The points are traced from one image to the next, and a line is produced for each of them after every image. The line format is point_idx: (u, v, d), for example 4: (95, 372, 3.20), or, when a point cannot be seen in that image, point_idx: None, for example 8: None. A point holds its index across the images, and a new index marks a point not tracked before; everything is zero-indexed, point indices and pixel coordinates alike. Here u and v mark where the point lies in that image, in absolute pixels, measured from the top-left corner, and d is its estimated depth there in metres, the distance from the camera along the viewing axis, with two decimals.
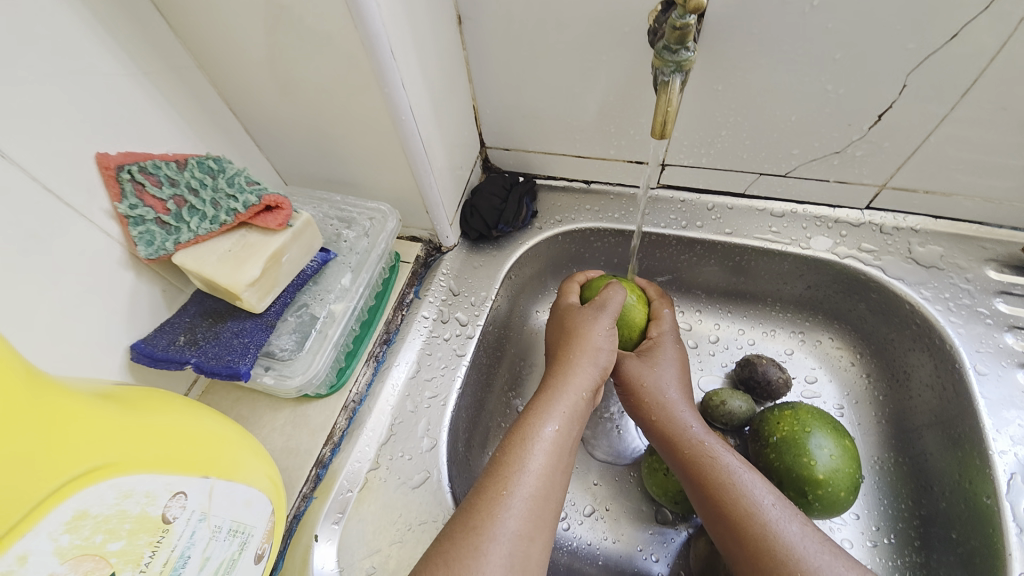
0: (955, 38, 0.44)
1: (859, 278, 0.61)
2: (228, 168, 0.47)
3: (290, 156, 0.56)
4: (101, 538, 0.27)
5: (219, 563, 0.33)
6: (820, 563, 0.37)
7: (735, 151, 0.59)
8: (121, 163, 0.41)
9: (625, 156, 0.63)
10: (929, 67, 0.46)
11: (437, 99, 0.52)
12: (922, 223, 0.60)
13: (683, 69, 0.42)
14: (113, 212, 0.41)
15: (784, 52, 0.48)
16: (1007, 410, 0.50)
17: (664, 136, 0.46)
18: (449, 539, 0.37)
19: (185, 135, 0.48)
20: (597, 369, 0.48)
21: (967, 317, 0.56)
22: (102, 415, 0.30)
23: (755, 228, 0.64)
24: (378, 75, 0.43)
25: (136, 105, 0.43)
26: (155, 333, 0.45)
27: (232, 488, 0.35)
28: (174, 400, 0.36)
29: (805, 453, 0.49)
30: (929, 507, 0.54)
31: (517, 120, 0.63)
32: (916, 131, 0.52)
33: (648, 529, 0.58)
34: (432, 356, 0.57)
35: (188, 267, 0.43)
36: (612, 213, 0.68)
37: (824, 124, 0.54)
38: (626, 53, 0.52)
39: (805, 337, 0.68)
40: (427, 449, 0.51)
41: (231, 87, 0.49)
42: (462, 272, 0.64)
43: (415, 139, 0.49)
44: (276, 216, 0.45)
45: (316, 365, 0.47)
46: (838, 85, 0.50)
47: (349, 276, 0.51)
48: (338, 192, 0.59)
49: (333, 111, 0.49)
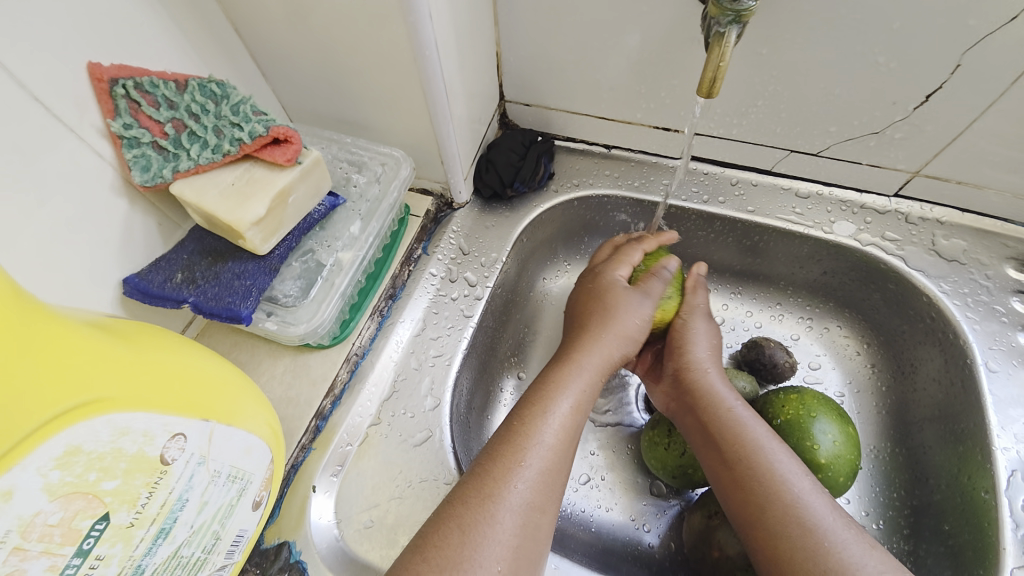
0: (1019, 18, 0.41)
1: (879, 267, 0.60)
2: (232, 93, 0.43)
3: (299, 90, 0.52)
4: (94, 477, 0.25)
5: (217, 508, 0.32)
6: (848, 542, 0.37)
7: (769, 123, 0.56)
8: (115, 77, 0.37)
9: (653, 121, 0.60)
10: (989, 47, 0.43)
11: (461, 38, 0.48)
12: (949, 215, 0.58)
13: (742, 21, 0.39)
14: (106, 130, 0.38)
15: (840, 16, 0.45)
16: (1013, 409, 0.51)
17: (711, 96, 0.43)
18: (462, 503, 0.36)
19: (186, 54, 0.43)
20: (619, 347, 0.47)
21: (983, 314, 0.55)
22: (96, 347, 0.27)
23: (779, 208, 0.62)
24: (403, 0, 0.39)
25: (131, 12, 0.38)
26: (150, 269, 0.42)
27: (232, 433, 0.33)
28: (171, 337, 0.34)
29: (809, 437, 0.49)
30: (922, 498, 0.55)
31: (542, 72, 0.59)
32: (962, 117, 0.49)
33: (644, 501, 0.59)
34: (438, 315, 0.55)
35: (187, 199, 0.40)
36: (632, 181, 0.65)
37: (867, 101, 0.51)
38: (670, 3, 0.48)
39: (814, 324, 0.67)
40: (429, 409, 0.50)
41: (236, 4, 0.44)
42: (473, 232, 0.61)
43: (437, 81, 0.46)
44: (284, 150, 0.41)
45: (322, 315, 0.45)
46: (892, 58, 0.46)
47: (359, 224, 0.49)
48: (349, 134, 0.56)
49: (349, 41, 0.45)
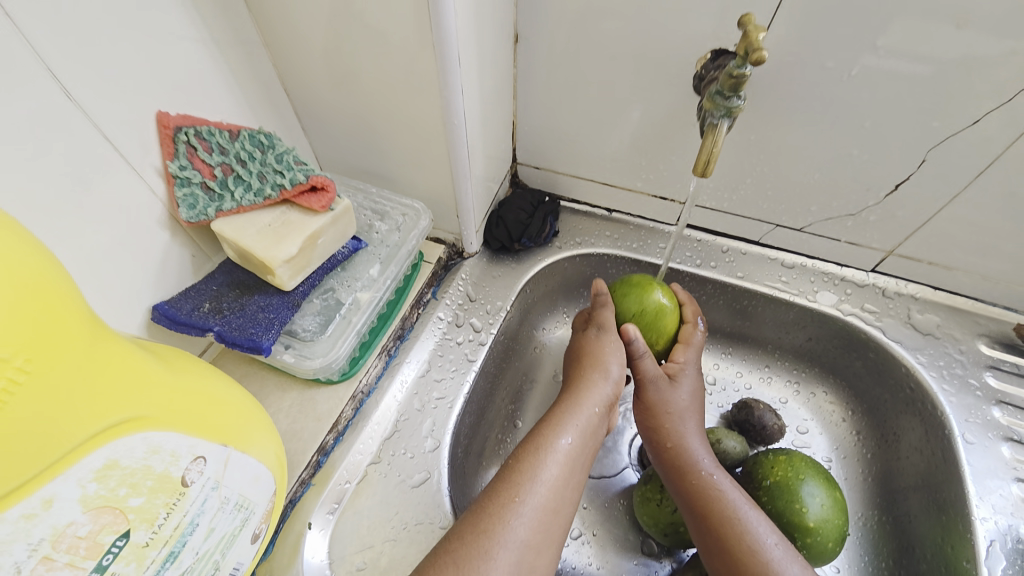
0: (977, 123, 0.47)
1: (860, 337, 0.63)
2: (277, 144, 0.47)
3: (333, 144, 0.58)
4: (123, 492, 0.26)
5: (221, 536, 0.33)
6: None
7: (756, 199, 0.62)
8: (179, 124, 0.42)
9: (652, 190, 0.66)
10: (946, 149, 0.50)
11: (485, 109, 0.54)
12: (922, 292, 0.63)
13: (733, 116, 0.45)
14: (162, 170, 0.42)
15: (816, 114, 0.52)
16: (991, 480, 0.53)
17: (705, 175, 0.48)
18: (458, 539, 0.37)
19: (239, 107, 0.48)
20: (609, 385, 0.49)
21: (959, 387, 0.58)
22: (139, 367, 0.29)
23: (767, 276, 0.66)
24: (442, 78, 0.45)
25: (201, 71, 0.44)
26: (179, 297, 0.45)
27: (245, 461, 0.34)
28: (199, 363, 0.36)
29: (798, 500, 0.50)
30: (909, 569, 0.55)
31: (553, 141, 0.65)
32: (927, 205, 0.55)
33: (633, 559, 0.58)
34: (443, 358, 0.57)
35: (225, 235, 0.43)
36: (631, 243, 0.70)
37: (844, 186, 0.57)
38: (670, 93, 0.55)
39: (800, 389, 0.70)
40: (429, 450, 0.51)
41: (291, 69, 0.50)
42: (481, 280, 0.65)
43: (463, 145, 0.51)
44: (320, 197, 0.45)
45: (337, 350, 0.47)
46: (863, 151, 0.53)
47: (378, 267, 0.52)
48: (374, 184, 0.60)
49: (386, 106, 0.50)
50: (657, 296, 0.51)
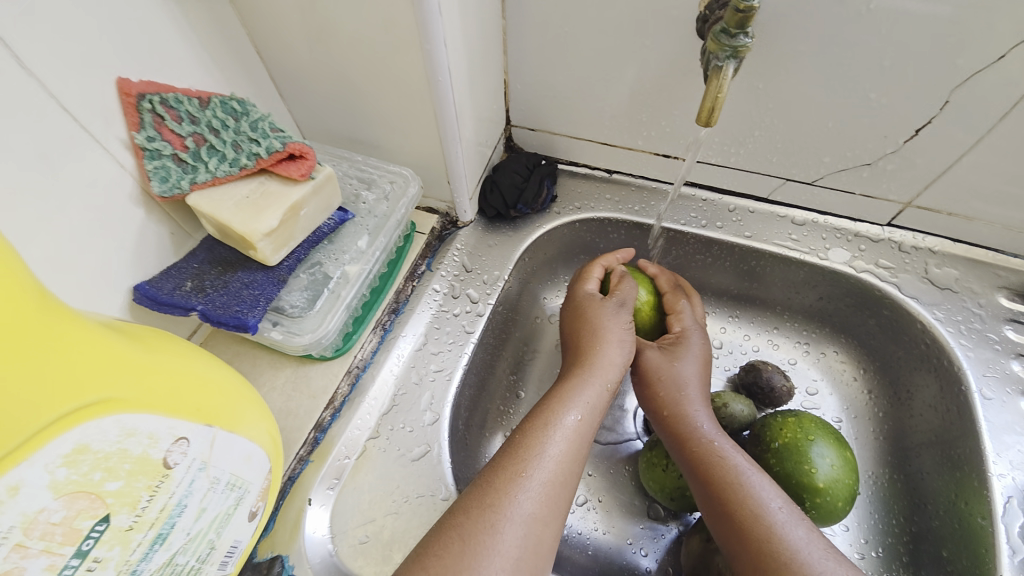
0: (1003, 59, 0.43)
1: (874, 294, 0.61)
2: (252, 110, 0.44)
3: (314, 110, 0.54)
4: (98, 477, 0.26)
5: (214, 516, 0.33)
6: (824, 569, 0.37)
7: (764, 153, 0.58)
8: (142, 92, 0.39)
9: (653, 148, 0.62)
10: (973, 87, 0.46)
11: (472, 66, 0.51)
12: (940, 245, 0.60)
13: (739, 56, 0.41)
14: (129, 142, 0.39)
15: (831, 54, 0.47)
16: (1007, 435, 0.51)
17: (709, 124, 0.45)
18: (464, 513, 0.36)
19: (208, 72, 0.45)
20: (620, 362, 0.48)
21: (977, 341, 0.56)
22: (109, 347, 0.28)
23: (775, 235, 0.63)
24: (421, 30, 0.41)
25: (163, 33, 0.41)
26: (161, 276, 0.43)
27: (234, 441, 0.34)
28: (177, 342, 0.35)
29: (807, 461, 0.49)
30: (920, 524, 0.54)
31: (548, 100, 0.62)
32: (949, 153, 0.51)
33: (640, 524, 0.58)
34: (440, 330, 0.56)
35: (202, 210, 0.41)
36: (633, 205, 0.67)
37: (859, 135, 0.53)
38: (670, 40, 0.50)
39: (810, 349, 0.68)
40: (428, 423, 0.50)
41: (260, 27, 0.47)
42: (476, 250, 0.62)
43: (449, 104, 0.48)
44: (299, 166, 0.43)
45: (327, 326, 0.46)
46: (882, 93, 0.49)
47: (366, 238, 0.50)
48: (360, 152, 0.58)
49: (366, 65, 0.47)
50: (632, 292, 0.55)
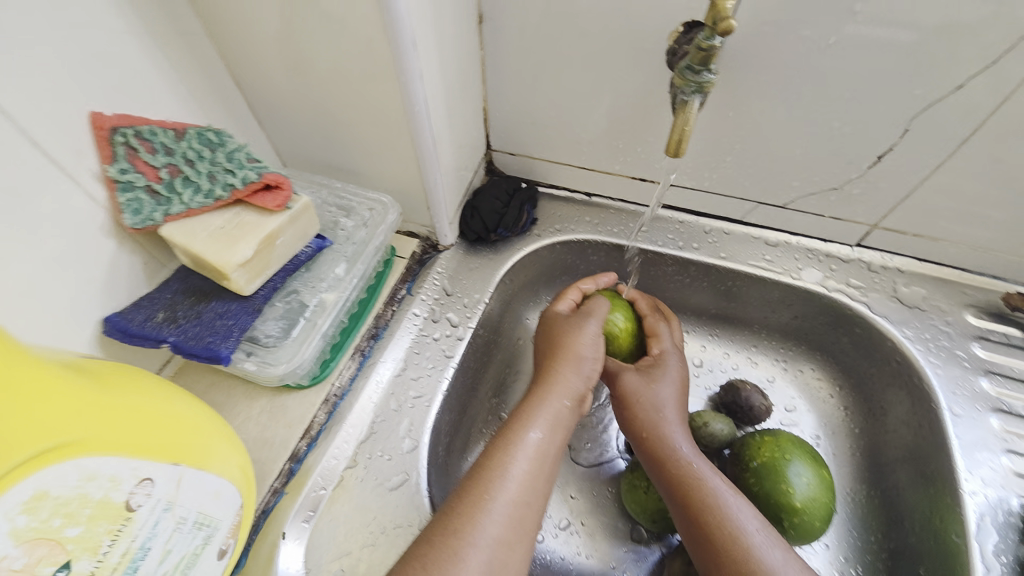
0: (959, 89, 0.45)
1: (846, 313, 0.62)
2: (228, 141, 0.45)
3: (293, 138, 0.55)
4: (59, 522, 0.25)
5: (180, 558, 0.32)
6: None
7: (737, 177, 0.60)
8: (116, 125, 0.39)
9: (630, 172, 0.64)
10: (931, 116, 0.48)
11: (450, 95, 0.52)
12: (908, 265, 0.62)
13: (704, 91, 0.42)
14: (102, 175, 0.39)
15: (794, 85, 0.49)
16: (980, 452, 0.52)
17: (678, 156, 0.46)
18: (428, 543, 0.36)
19: (185, 103, 0.46)
20: (581, 378, 0.48)
21: (946, 359, 0.57)
22: (70, 390, 0.28)
23: (750, 255, 0.65)
24: (396, 63, 0.42)
25: (139, 68, 0.41)
26: (132, 307, 0.43)
27: (202, 478, 0.33)
28: (143, 381, 0.35)
29: (785, 481, 0.49)
30: (897, 541, 0.55)
31: (527, 126, 0.63)
32: (910, 177, 0.53)
33: (623, 547, 0.58)
34: (420, 355, 0.56)
35: (175, 241, 0.41)
36: (612, 227, 0.68)
37: (825, 161, 0.55)
38: (642, 71, 0.52)
39: (788, 366, 0.69)
40: (407, 450, 0.50)
41: (239, 59, 0.47)
42: (457, 272, 0.63)
43: (426, 133, 0.48)
44: (275, 196, 0.43)
45: (302, 355, 0.45)
46: (844, 122, 0.51)
47: (344, 265, 0.50)
48: (339, 179, 0.58)
49: (344, 96, 0.48)
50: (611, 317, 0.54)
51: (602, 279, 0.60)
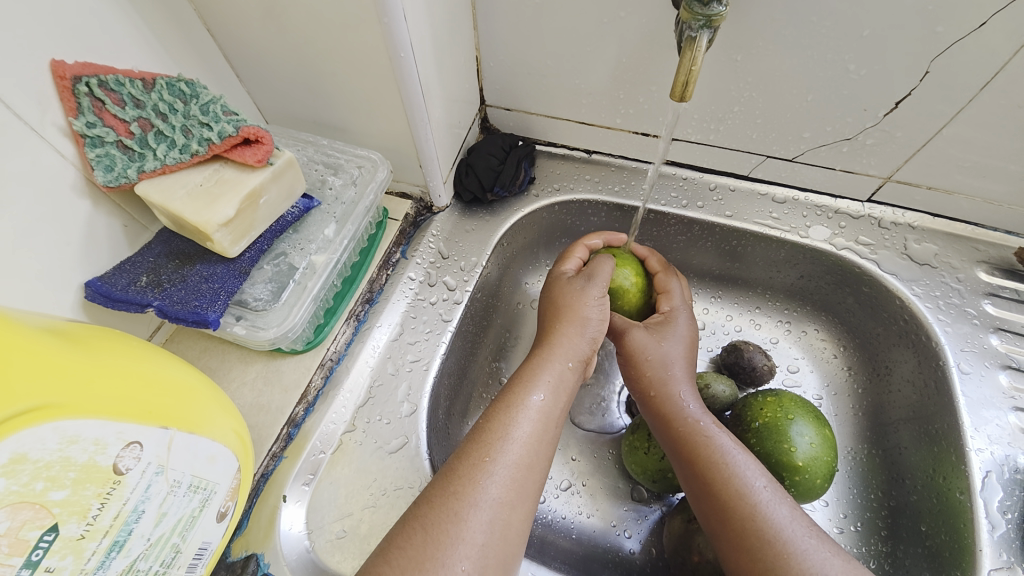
0: (983, 26, 0.42)
1: (854, 271, 0.60)
2: (202, 93, 0.42)
3: (275, 93, 0.52)
4: (41, 486, 0.25)
5: (177, 520, 0.31)
6: (808, 547, 0.37)
7: (745, 129, 0.57)
8: (78, 74, 0.36)
9: (632, 126, 0.61)
10: (953, 56, 0.44)
11: (439, 42, 0.48)
12: (920, 220, 0.60)
13: (713, 26, 0.39)
14: (68, 129, 0.36)
15: (810, 24, 0.45)
16: (986, 410, 0.51)
17: (684, 99, 0.43)
18: (427, 504, 0.35)
19: (152, 53, 0.42)
20: (585, 339, 0.47)
21: (956, 316, 0.56)
22: (47, 353, 0.27)
23: (757, 213, 0.63)
24: (378, 2, 0.39)
25: (97, 10, 0.38)
26: (114, 272, 0.41)
27: (196, 441, 0.32)
28: (128, 344, 0.34)
29: (787, 440, 0.49)
30: (898, 499, 0.55)
31: (522, 77, 0.59)
32: (928, 125, 0.50)
33: (623, 506, 0.58)
34: (417, 320, 0.54)
35: (152, 200, 0.39)
36: (613, 186, 0.65)
37: (838, 109, 0.52)
38: (645, 12, 0.48)
39: (792, 328, 0.68)
40: (406, 415, 0.49)
41: (210, 4, 0.44)
42: (453, 235, 0.61)
43: (414, 82, 0.45)
44: (255, 151, 0.41)
45: (293, 319, 0.44)
46: (861, 65, 0.47)
47: (333, 226, 0.48)
48: (326, 136, 0.55)
49: (324, 42, 0.44)
50: (619, 273, 0.53)
51: (613, 236, 0.58)
